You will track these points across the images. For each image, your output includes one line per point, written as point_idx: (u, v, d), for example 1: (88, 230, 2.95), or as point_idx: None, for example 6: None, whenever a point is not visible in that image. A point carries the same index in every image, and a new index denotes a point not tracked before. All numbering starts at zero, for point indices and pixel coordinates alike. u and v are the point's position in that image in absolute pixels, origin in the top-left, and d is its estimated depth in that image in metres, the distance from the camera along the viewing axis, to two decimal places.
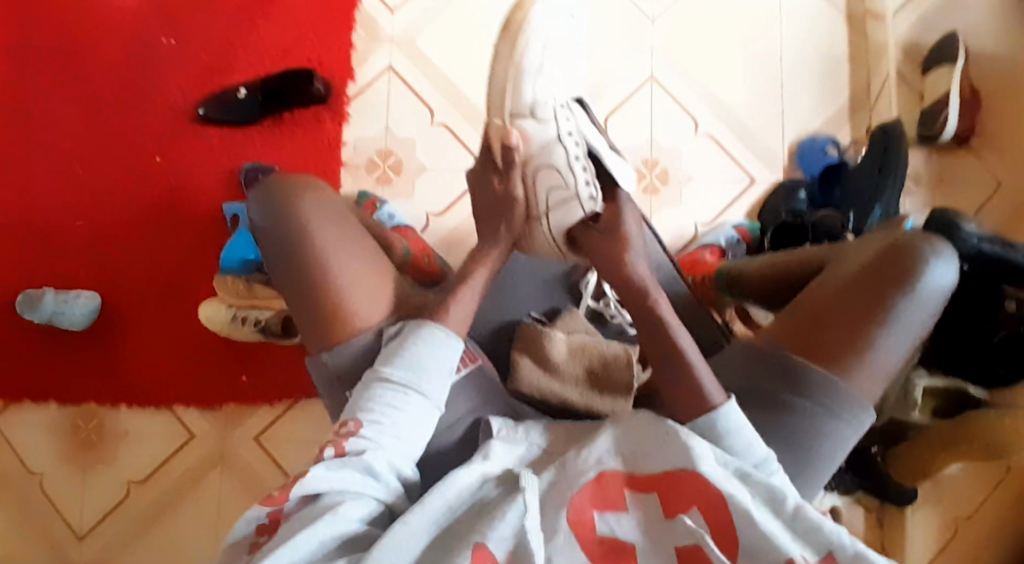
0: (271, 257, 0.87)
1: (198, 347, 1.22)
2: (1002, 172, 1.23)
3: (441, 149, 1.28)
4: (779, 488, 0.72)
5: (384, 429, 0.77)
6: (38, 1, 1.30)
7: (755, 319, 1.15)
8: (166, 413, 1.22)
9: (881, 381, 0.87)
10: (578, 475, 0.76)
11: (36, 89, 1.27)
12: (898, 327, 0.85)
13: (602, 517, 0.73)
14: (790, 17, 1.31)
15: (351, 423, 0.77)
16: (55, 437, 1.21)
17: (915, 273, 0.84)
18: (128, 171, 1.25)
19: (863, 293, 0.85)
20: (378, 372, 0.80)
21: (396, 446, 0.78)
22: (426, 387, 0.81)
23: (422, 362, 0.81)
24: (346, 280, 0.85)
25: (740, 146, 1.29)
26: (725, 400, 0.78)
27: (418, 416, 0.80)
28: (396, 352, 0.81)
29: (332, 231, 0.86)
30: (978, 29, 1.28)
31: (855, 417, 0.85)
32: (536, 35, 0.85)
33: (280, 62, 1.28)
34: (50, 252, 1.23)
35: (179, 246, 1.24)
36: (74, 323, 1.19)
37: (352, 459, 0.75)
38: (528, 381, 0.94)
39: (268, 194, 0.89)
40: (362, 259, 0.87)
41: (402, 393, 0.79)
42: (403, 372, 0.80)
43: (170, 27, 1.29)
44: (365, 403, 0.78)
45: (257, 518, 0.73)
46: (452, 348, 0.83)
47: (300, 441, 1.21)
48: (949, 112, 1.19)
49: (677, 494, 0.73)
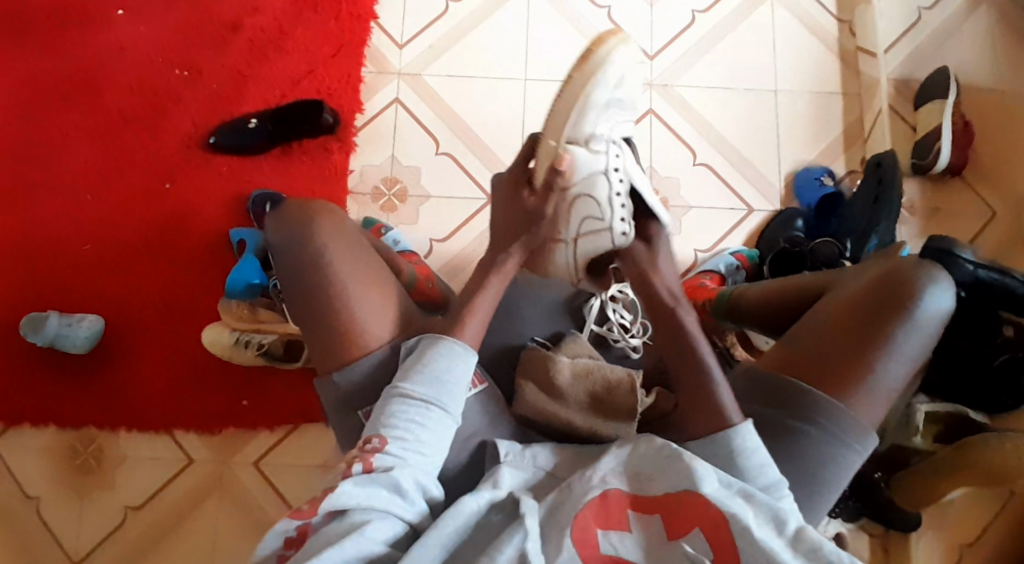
0: (279, 263, 0.85)
1: (200, 371, 1.21)
2: (994, 201, 1.26)
3: (445, 177, 1.28)
4: (783, 509, 0.71)
5: (409, 445, 0.75)
6: (57, 35, 1.34)
7: (755, 344, 1.14)
8: (165, 438, 1.19)
9: (885, 407, 0.82)
10: (583, 492, 0.75)
11: (51, 117, 1.30)
12: (902, 351, 0.81)
13: (606, 535, 0.71)
14: (785, 52, 1.34)
15: (375, 438, 0.75)
16: (53, 461, 1.18)
17: (910, 300, 0.81)
18: (138, 197, 1.27)
19: (863, 316, 0.82)
20: (398, 388, 0.78)
21: (422, 461, 0.76)
22: (447, 403, 0.79)
23: (442, 378, 0.79)
24: (353, 292, 0.83)
25: (740, 179, 1.29)
26: (742, 420, 0.79)
27: (441, 432, 0.78)
28: (414, 367, 0.79)
29: (344, 244, 0.85)
30: (967, 65, 1.33)
31: (861, 442, 0.81)
32: (611, 70, 0.84)
33: (290, 93, 1.31)
34: (56, 276, 1.24)
35: (186, 270, 1.24)
36: (76, 346, 1.18)
37: (380, 476, 0.72)
38: (530, 403, 0.89)
39: (283, 214, 0.87)
40: (377, 282, 0.85)
41: (425, 409, 0.77)
42: (425, 387, 0.78)
43: (185, 60, 1.33)
44: (388, 418, 0.76)
45: (285, 531, 0.70)
46: (470, 362, 0.81)
47: (298, 467, 1.18)
48: (942, 143, 1.22)
49: (683, 514, 0.72)
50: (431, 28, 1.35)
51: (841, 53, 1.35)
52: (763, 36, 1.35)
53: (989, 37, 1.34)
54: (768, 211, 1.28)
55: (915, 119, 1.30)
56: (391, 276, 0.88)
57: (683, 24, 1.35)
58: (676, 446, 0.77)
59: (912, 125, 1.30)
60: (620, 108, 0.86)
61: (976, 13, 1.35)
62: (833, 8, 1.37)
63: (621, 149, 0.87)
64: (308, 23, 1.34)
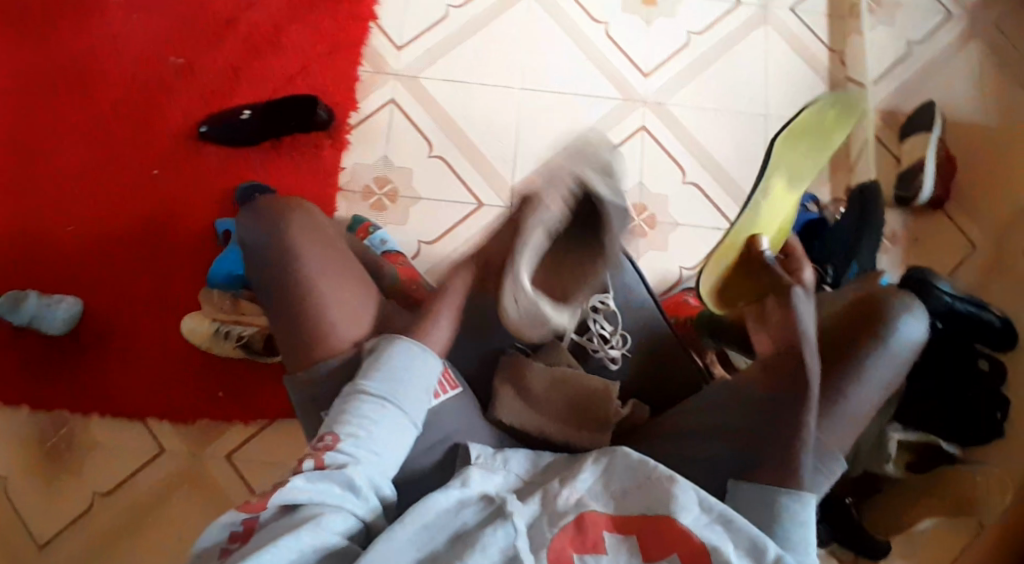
0: (253, 260, 0.85)
1: (177, 362, 1.20)
2: (975, 235, 1.29)
3: (436, 180, 1.28)
4: (762, 538, 0.72)
5: (361, 443, 0.75)
6: (55, 16, 1.34)
7: (736, 363, 1.08)
8: (138, 427, 1.18)
9: (854, 431, 0.83)
10: (558, 514, 0.74)
11: (44, 99, 1.30)
12: (874, 374, 0.82)
13: (581, 558, 0.71)
14: (777, 79, 1.37)
15: (327, 437, 0.75)
16: (22, 443, 1.17)
17: (886, 328, 0.83)
18: (126, 183, 1.27)
19: (838, 338, 0.84)
20: (358, 386, 0.79)
21: (375, 461, 0.76)
22: (403, 402, 0.79)
23: (397, 374, 0.80)
24: (325, 291, 0.83)
25: (726, 201, 1.31)
26: (811, 493, 0.77)
27: (397, 431, 0.78)
28: (374, 365, 0.80)
29: (316, 247, 0.85)
30: (954, 101, 1.35)
31: (827, 467, 0.81)
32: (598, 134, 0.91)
33: (286, 88, 1.31)
34: (38, 257, 1.23)
35: (169, 259, 1.24)
36: (52, 328, 1.17)
37: (332, 473, 0.72)
38: (505, 410, 0.89)
39: (257, 212, 0.86)
40: (350, 288, 0.85)
41: (380, 407, 0.78)
42: (383, 386, 0.79)
43: (182, 48, 1.33)
44: (344, 417, 0.77)
45: (230, 525, 0.69)
46: (429, 362, 0.82)
47: (271, 463, 1.17)
48: (925, 175, 1.25)
49: (659, 537, 0.73)
50: (430, 33, 1.35)
51: (832, 83, 1.37)
52: (756, 61, 1.37)
53: (976, 76, 1.37)
54: None
55: (900, 150, 1.33)
56: (362, 276, 0.88)
57: (677, 45, 1.37)
58: (658, 466, 0.77)
59: (896, 155, 1.33)
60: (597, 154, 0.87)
61: (965, 52, 1.38)
62: (825, 38, 1.40)
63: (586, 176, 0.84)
64: (307, 22, 1.35)
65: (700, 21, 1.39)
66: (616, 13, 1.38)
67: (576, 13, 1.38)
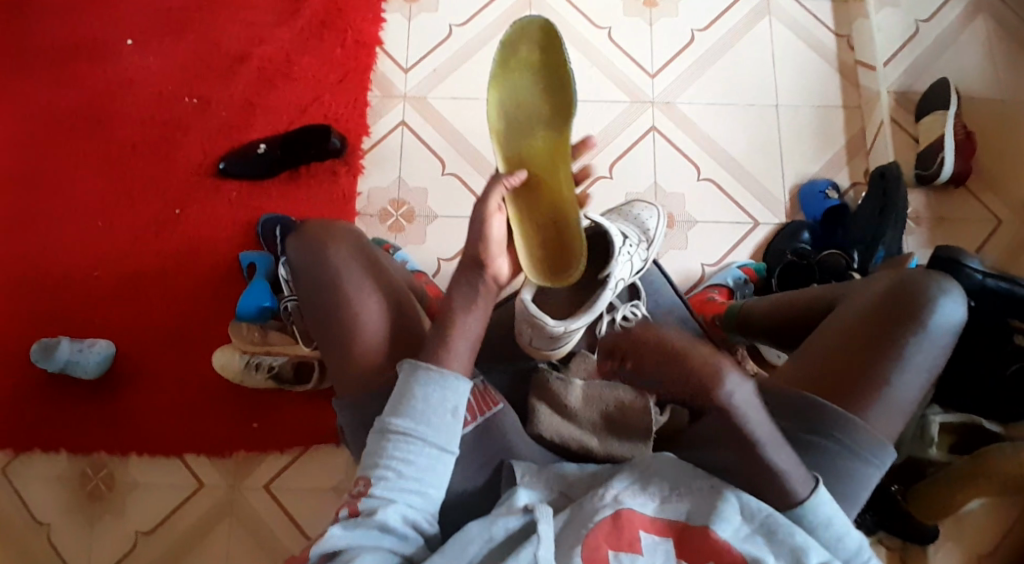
0: (293, 263, 0.89)
1: (209, 396, 1.21)
2: (999, 209, 1.26)
3: (451, 198, 1.28)
4: (805, 549, 0.71)
5: (392, 484, 0.74)
6: (68, 65, 1.37)
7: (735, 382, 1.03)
8: (176, 463, 1.19)
9: (901, 419, 0.82)
10: (593, 511, 0.74)
11: (63, 146, 1.32)
12: (915, 361, 0.82)
13: (617, 556, 0.71)
14: (786, 69, 1.36)
15: (362, 481, 0.75)
16: (65, 487, 1.18)
17: (924, 314, 0.83)
18: (148, 223, 1.28)
19: (872, 326, 0.83)
20: (382, 424, 0.77)
21: (411, 497, 0.74)
22: (428, 433, 0.76)
23: (419, 406, 0.76)
24: (352, 282, 0.85)
25: (744, 194, 1.30)
26: (811, 492, 0.71)
27: (429, 463, 0.75)
28: (397, 400, 0.77)
29: (348, 245, 0.88)
30: (968, 74, 1.33)
31: (877, 457, 0.80)
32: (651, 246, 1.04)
33: (297, 119, 1.33)
34: (67, 301, 1.25)
35: (194, 294, 1.25)
36: (86, 373, 1.19)
37: (365, 519, 0.72)
38: (547, 416, 0.91)
39: (306, 225, 0.91)
40: (379, 286, 0.86)
41: (406, 443, 0.75)
42: (406, 422, 0.76)
43: (194, 87, 1.35)
44: (374, 458, 0.75)
45: None
46: (449, 384, 0.77)
47: (310, 489, 1.17)
48: (945, 153, 1.23)
49: (693, 544, 0.72)
50: (434, 53, 1.36)
51: (841, 68, 1.36)
52: (763, 52, 1.36)
53: (989, 48, 1.34)
54: (774, 223, 1.28)
55: (917, 130, 1.30)
56: (390, 278, 0.88)
57: (682, 44, 1.37)
58: (704, 479, 0.76)
59: (913, 135, 1.31)
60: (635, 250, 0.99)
61: (975, 24, 1.36)
62: (831, 24, 1.38)
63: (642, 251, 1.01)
64: (315, 51, 1.36)
65: (702, 18, 1.38)
66: (617, 17, 1.38)
67: (577, 20, 1.38)
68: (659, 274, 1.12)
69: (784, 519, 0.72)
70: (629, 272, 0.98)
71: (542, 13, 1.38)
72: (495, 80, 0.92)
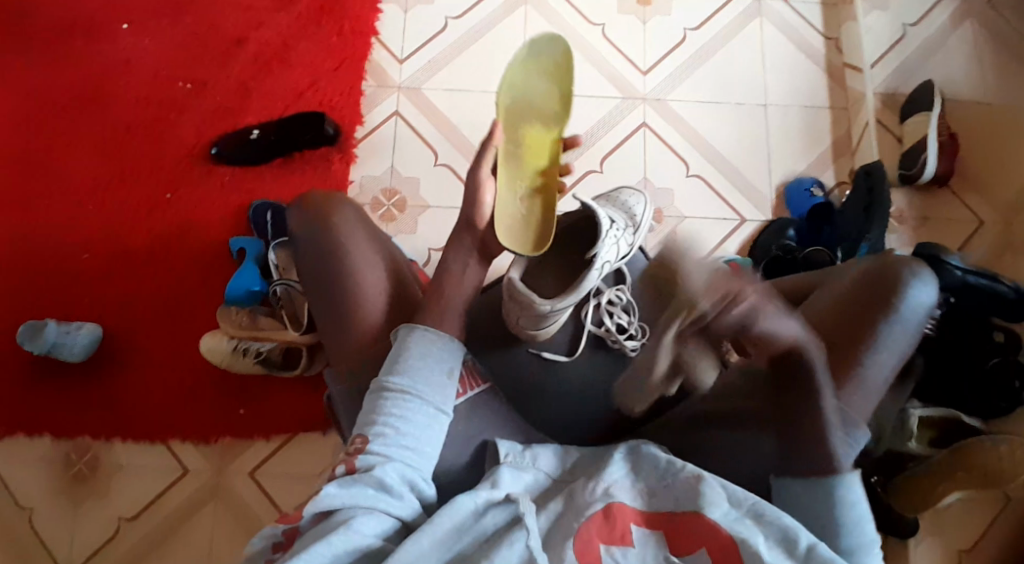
0: (297, 240, 0.89)
1: (196, 381, 1.21)
2: (982, 211, 1.29)
3: (444, 188, 1.29)
4: (793, 527, 0.71)
5: (390, 441, 0.75)
6: (62, 48, 1.37)
7: None
8: (160, 448, 1.19)
9: (875, 400, 0.83)
10: (585, 505, 0.74)
11: (53, 129, 1.32)
12: (888, 343, 0.82)
13: (608, 550, 0.71)
14: (776, 69, 1.38)
15: (358, 439, 0.76)
16: (48, 470, 1.17)
17: (897, 296, 0.83)
18: (139, 207, 1.28)
19: (846, 307, 0.84)
20: (380, 384, 0.78)
21: (407, 455, 0.75)
22: (425, 392, 0.78)
23: (417, 365, 0.79)
24: (356, 261, 0.85)
25: (731, 190, 1.31)
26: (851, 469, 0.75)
27: (425, 422, 0.77)
28: (394, 359, 0.79)
29: (354, 223, 0.88)
30: (953, 78, 1.36)
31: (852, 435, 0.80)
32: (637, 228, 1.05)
33: (292, 107, 1.33)
34: (54, 284, 1.24)
35: (184, 279, 1.25)
36: (72, 355, 1.18)
37: (363, 476, 0.73)
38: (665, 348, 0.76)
39: (309, 199, 0.90)
40: (381, 266, 0.86)
41: (403, 401, 0.77)
42: (403, 380, 0.78)
43: (188, 72, 1.35)
44: (371, 416, 0.77)
45: (273, 536, 0.71)
46: (448, 348, 0.81)
47: (295, 477, 1.17)
48: (929, 154, 1.25)
49: (686, 532, 0.72)
50: (430, 45, 1.37)
51: (829, 70, 1.39)
52: (753, 52, 1.39)
53: (974, 53, 1.37)
54: (761, 220, 1.30)
55: (901, 130, 1.33)
56: (391, 257, 0.88)
57: (674, 42, 1.39)
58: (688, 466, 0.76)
59: (898, 135, 1.33)
60: (623, 233, 1.00)
61: (961, 29, 1.39)
62: (820, 26, 1.41)
63: (630, 234, 1.03)
64: (311, 41, 1.36)
65: (694, 17, 1.41)
66: (611, 15, 1.40)
67: (572, 16, 1.40)
68: (644, 258, 1.09)
69: (770, 505, 0.73)
70: (615, 257, 0.98)
71: (537, 9, 1.40)
72: (512, 65, 0.96)
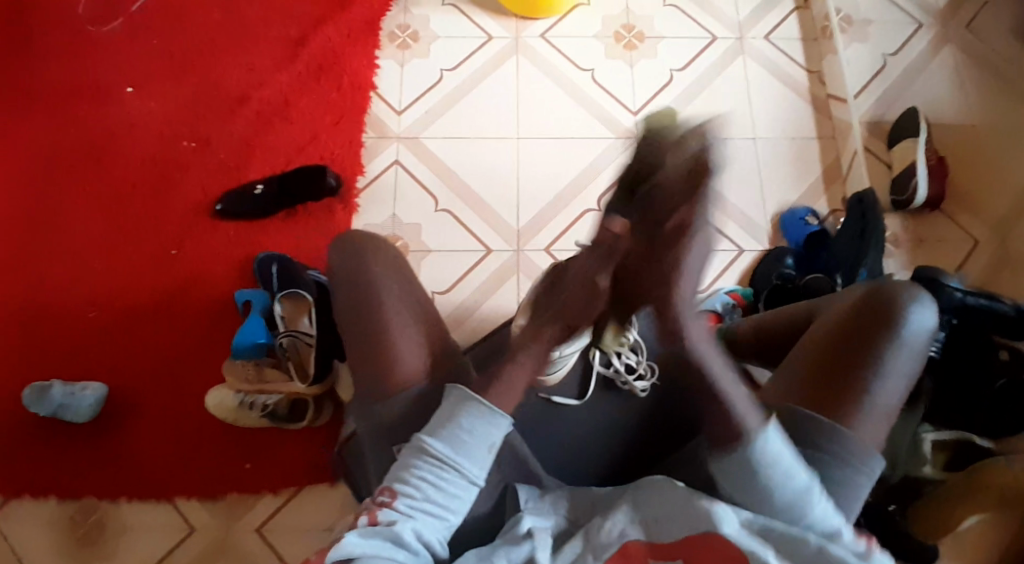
0: (338, 289, 0.91)
1: (204, 436, 1.21)
2: (975, 230, 1.31)
3: (444, 232, 1.31)
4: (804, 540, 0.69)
5: (416, 504, 0.74)
6: (69, 114, 1.40)
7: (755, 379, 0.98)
8: (169, 506, 1.18)
9: (887, 425, 0.81)
10: (602, 545, 0.73)
11: (59, 193, 1.35)
12: (892, 366, 0.81)
13: None
14: (763, 103, 1.42)
15: (385, 492, 0.75)
16: (55, 532, 1.16)
17: (898, 319, 0.83)
18: (145, 265, 1.30)
19: (849, 334, 0.84)
20: (417, 444, 0.76)
21: (429, 520, 0.74)
22: (462, 464, 0.76)
23: (459, 434, 0.76)
24: (395, 314, 0.87)
25: (728, 223, 1.33)
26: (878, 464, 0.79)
27: (454, 492, 0.75)
28: (439, 422, 0.77)
29: (391, 276, 0.91)
30: (938, 104, 1.39)
31: (866, 465, 0.79)
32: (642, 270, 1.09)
33: (295, 161, 1.36)
34: (61, 344, 1.25)
35: (191, 334, 1.26)
36: (79, 414, 1.19)
37: (383, 529, 0.72)
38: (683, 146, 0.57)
39: (350, 249, 0.93)
40: (415, 321, 0.88)
41: (438, 468, 0.75)
42: (442, 447, 0.75)
43: (192, 132, 1.39)
44: (402, 474, 0.76)
45: None
46: (493, 423, 0.76)
47: (304, 530, 1.16)
48: (919, 177, 1.27)
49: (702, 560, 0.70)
50: (425, 96, 1.41)
51: (814, 102, 1.43)
52: (740, 88, 1.43)
53: (957, 79, 1.41)
54: (757, 251, 1.31)
55: (890, 156, 1.36)
56: (429, 313, 0.90)
57: (662, 82, 1.43)
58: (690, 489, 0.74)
59: (887, 162, 1.36)
60: None
61: (941, 55, 1.43)
62: (802, 61, 1.46)
63: None
64: (311, 97, 1.41)
65: (681, 58, 1.45)
66: (600, 59, 1.44)
67: (562, 63, 1.44)
68: None
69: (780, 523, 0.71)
70: None
71: (527, 57, 1.44)
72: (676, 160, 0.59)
